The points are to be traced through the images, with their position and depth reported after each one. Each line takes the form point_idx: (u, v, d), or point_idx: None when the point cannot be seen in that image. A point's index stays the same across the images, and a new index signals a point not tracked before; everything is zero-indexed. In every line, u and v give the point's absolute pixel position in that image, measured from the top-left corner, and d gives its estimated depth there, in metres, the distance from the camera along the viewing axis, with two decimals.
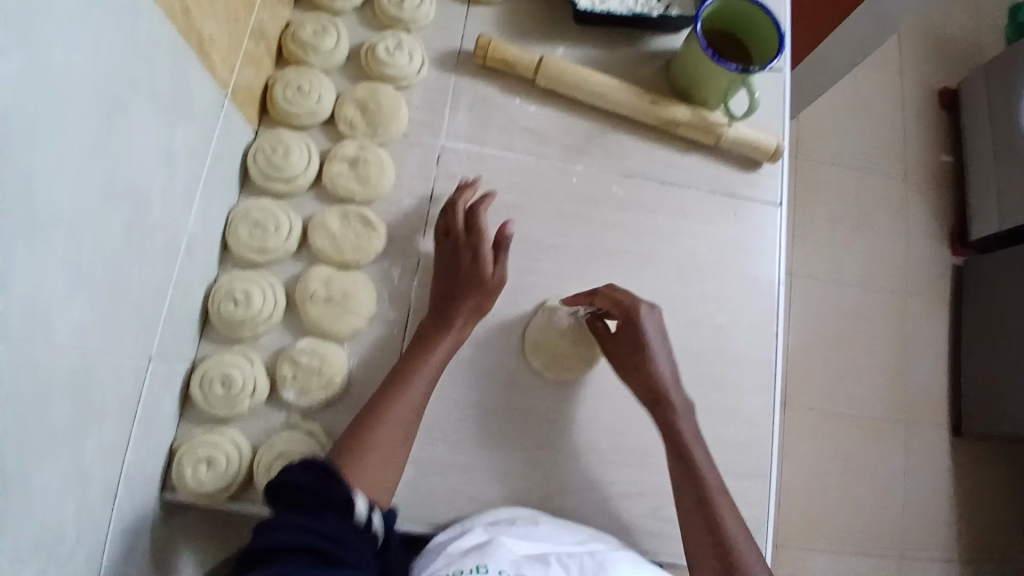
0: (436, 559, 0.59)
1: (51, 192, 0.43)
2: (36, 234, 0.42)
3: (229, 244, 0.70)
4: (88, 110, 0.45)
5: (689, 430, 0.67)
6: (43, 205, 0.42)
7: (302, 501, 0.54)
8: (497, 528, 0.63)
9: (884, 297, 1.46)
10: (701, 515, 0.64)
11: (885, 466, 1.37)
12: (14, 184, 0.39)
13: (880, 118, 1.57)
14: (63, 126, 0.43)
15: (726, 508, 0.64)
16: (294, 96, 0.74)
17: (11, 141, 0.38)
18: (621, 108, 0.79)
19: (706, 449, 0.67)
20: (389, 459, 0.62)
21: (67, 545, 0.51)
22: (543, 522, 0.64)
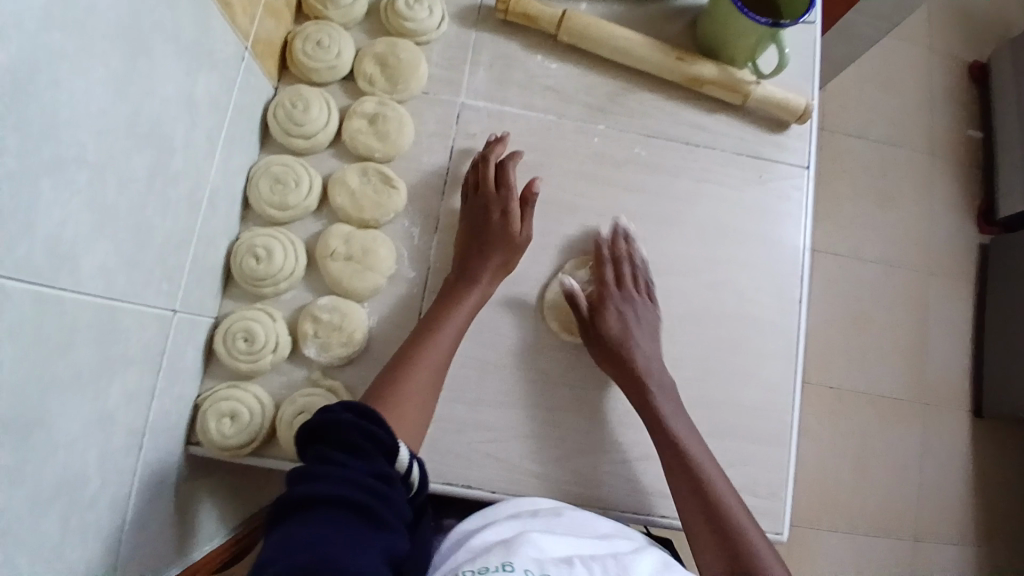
0: (458, 553, 0.57)
1: (70, 127, 0.43)
2: (59, 173, 0.43)
3: (251, 200, 0.70)
4: (107, 47, 0.46)
5: (666, 403, 0.67)
6: (65, 139, 0.43)
7: (348, 441, 0.52)
8: (524, 519, 0.60)
9: (907, 274, 1.43)
10: (693, 490, 0.63)
11: (903, 445, 1.36)
12: (36, 114, 0.40)
13: (908, 89, 1.53)
14: (84, 65, 0.44)
15: (720, 483, 0.64)
16: (314, 50, 0.73)
17: (26, 67, 0.39)
18: (645, 64, 0.77)
19: (685, 424, 0.67)
20: (421, 408, 0.63)
21: (92, 486, 0.52)
22: (567, 513, 0.62)
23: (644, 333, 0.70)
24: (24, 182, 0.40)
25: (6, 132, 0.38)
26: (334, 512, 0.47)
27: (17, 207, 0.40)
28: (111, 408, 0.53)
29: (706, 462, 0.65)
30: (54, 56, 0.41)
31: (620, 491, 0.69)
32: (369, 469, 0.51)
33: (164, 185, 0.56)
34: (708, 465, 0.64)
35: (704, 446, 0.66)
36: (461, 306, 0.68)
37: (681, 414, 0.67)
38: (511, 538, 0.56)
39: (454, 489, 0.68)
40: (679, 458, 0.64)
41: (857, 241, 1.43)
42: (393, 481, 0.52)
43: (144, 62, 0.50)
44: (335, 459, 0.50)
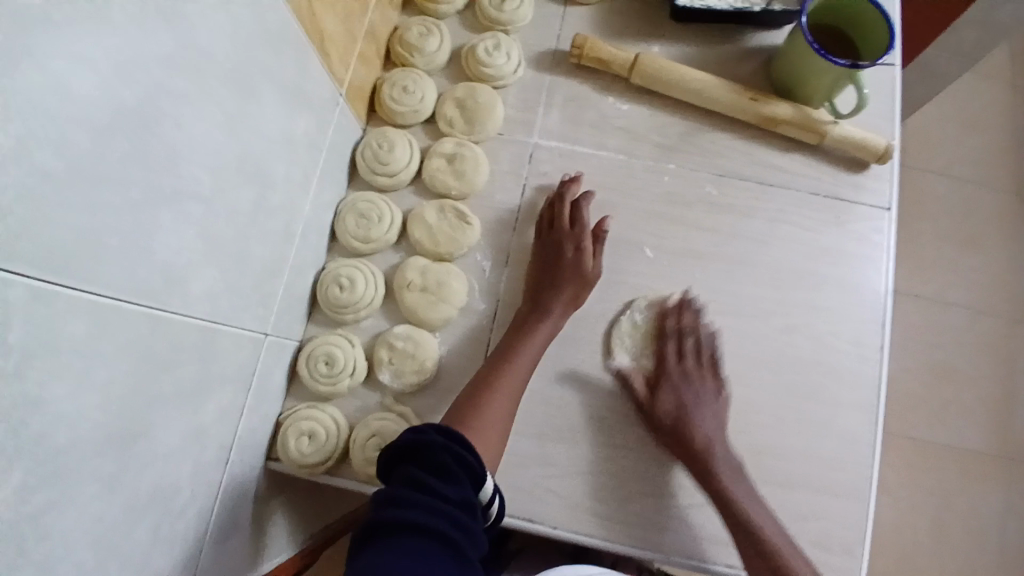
0: None
1: (186, 167, 0.49)
2: (177, 207, 0.48)
3: (337, 233, 0.75)
4: (222, 94, 0.51)
5: (707, 442, 0.67)
6: (184, 177, 0.49)
7: (439, 463, 0.54)
8: None
9: (997, 322, 1.34)
10: (738, 527, 0.63)
11: (992, 509, 1.25)
12: (162, 155, 0.46)
13: (996, 127, 1.46)
14: (200, 109, 0.49)
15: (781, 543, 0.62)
16: (400, 95, 0.78)
17: (149, 112, 0.44)
18: (717, 105, 0.78)
19: (727, 459, 0.66)
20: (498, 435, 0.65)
21: (184, 494, 0.56)
22: None
23: (705, 414, 0.68)
24: (146, 215, 0.45)
25: (133, 170, 0.43)
26: (425, 544, 0.49)
27: (139, 236, 0.45)
28: (206, 422, 0.58)
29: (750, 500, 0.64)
30: (178, 103, 0.46)
31: (685, 536, 0.68)
32: (457, 499, 0.52)
33: (263, 217, 0.61)
34: (755, 505, 0.64)
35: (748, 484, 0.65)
36: (536, 336, 0.70)
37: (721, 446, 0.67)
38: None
39: (515, 523, 0.68)
40: (720, 495, 0.64)
41: (941, 284, 1.35)
42: (475, 513, 0.54)
43: (251, 106, 0.56)
44: (426, 486, 0.52)
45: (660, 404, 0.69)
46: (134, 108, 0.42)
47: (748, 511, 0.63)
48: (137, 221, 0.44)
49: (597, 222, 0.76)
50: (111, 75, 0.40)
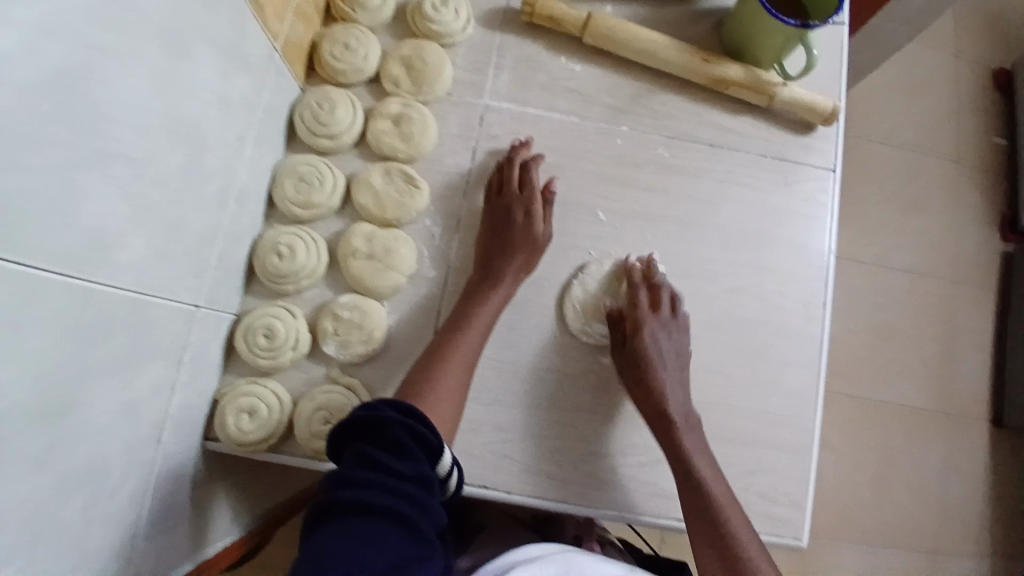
0: None
1: (113, 124, 0.44)
2: (102, 167, 0.44)
3: (275, 199, 0.71)
4: (151, 45, 0.47)
5: (691, 445, 0.65)
6: (110, 134, 0.44)
7: (395, 442, 0.51)
8: (543, 563, 0.54)
9: (931, 285, 1.40)
10: (718, 549, 0.61)
11: (924, 462, 1.32)
12: (85, 109, 0.41)
13: (934, 98, 1.51)
14: (126, 61, 0.45)
15: (726, 503, 0.62)
16: (342, 52, 0.74)
17: (72, 63, 0.39)
18: (670, 66, 0.77)
19: (716, 478, 0.64)
20: (453, 402, 0.63)
21: (114, 477, 0.52)
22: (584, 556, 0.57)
23: (669, 358, 0.68)
24: (69, 176, 0.41)
25: (54, 126, 0.39)
26: (381, 525, 0.46)
27: (63, 200, 0.41)
28: (138, 399, 0.54)
29: (737, 524, 0.61)
30: (100, 53, 0.42)
31: (638, 494, 0.68)
32: (415, 476, 0.50)
33: (197, 181, 0.57)
34: (739, 528, 0.61)
35: (740, 510, 0.62)
36: (488, 301, 0.68)
37: (708, 463, 0.64)
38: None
39: (470, 490, 0.67)
40: (707, 519, 0.62)
41: (880, 250, 1.41)
42: (433, 489, 0.51)
43: (182, 59, 0.51)
44: (382, 465, 0.49)
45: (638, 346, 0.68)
46: (54, 57, 0.38)
47: (732, 535, 0.61)
48: (62, 182, 0.40)
49: (545, 183, 0.75)
50: (29, 23, 0.35)
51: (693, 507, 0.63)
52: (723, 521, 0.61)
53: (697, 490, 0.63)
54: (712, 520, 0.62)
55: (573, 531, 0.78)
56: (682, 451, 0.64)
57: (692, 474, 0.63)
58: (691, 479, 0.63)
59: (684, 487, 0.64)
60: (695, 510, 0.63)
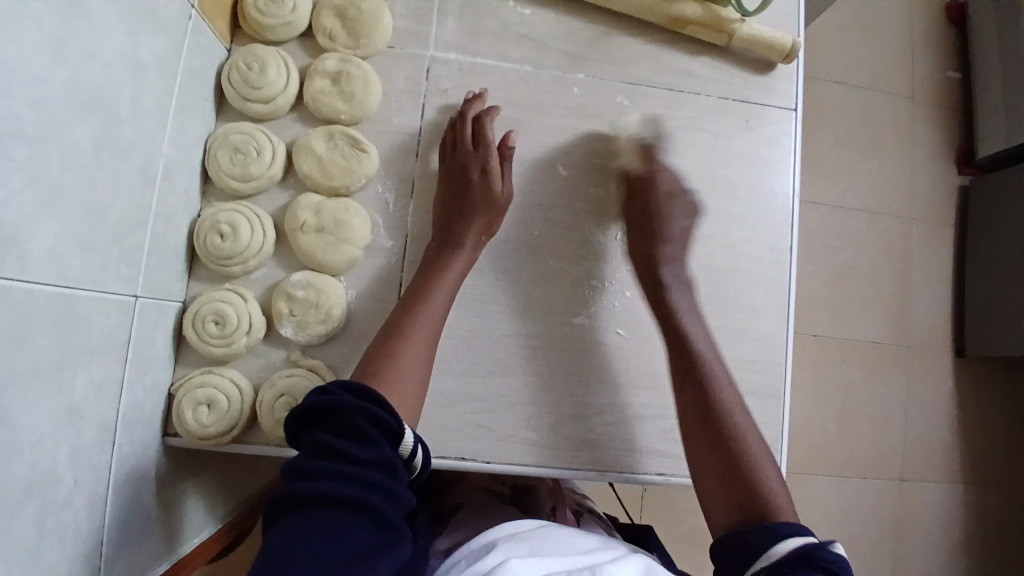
0: None
1: (8, 100, 0.39)
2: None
3: (210, 173, 0.65)
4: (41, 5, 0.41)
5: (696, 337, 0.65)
6: (4, 112, 0.39)
7: (352, 426, 0.48)
8: (509, 544, 0.52)
9: (889, 222, 1.42)
10: (708, 431, 0.58)
11: (888, 394, 1.37)
12: None
13: (889, 33, 1.50)
14: (14, 26, 0.39)
15: (726, 391, 0.60)
16: (268, 5, 0.67)
17: None
18: (625, 6, 0.73)
19: (709, 352, 0.64)
20: (418, 379, 0.58)
21: (64, 488, 0.48)
22: (554, 534, 0.56)
23: (676, 229, 0.70)
24: None
25: None
26: (342, 514, 0.44)
27: None
28: (78, 401, 0.49)
29: (737, 412, 0.59)
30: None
31: (617, 451, 0.68)
32: (377, 460, 0.47)
33: (115, 158, 0.51)
34: (734, 408, 0.59)
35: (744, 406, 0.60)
36: (451, 265, 0.64)
37: (705, 340, 0.65)
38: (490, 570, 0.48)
39: (447, 463, 0.66)
40: (699, 398, 0.60)
41: (841, 189, 1.42)
42: (398, 475, 0.49)
43: (79, 18, 0.45)
44: (340, 450, 0.47)
45: (658, 213, 0.70)
46: None
47: (724, 410, 0.59)
48: None
49: (502, 138, 0.70)
50: None
51: (694, 401, 0.60)
52: (718, 402, 0.59)
53: (692, 371, 0.62)
54: (708, 411, 0.59)
55: (549, 504, 0.77)
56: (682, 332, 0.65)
57: (686, 349, 0.64)
58: (688, 362, 0.63)
59: (678, 374, 0.63)
60: (691, 390, 0.61)
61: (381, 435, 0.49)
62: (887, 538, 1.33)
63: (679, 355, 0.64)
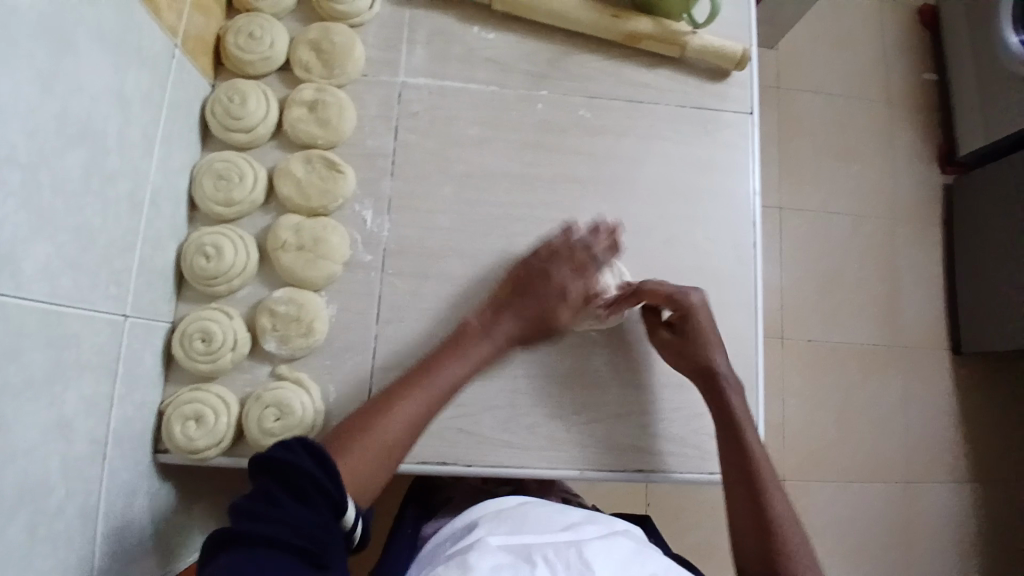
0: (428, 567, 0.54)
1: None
2: None
3: (195, 200, 0.69)
4: (28, 46, 0.45)
5: (740, 410, 0.66)
6: None
7: (301, 488, 0.50)
8: (492, 523, 0.58)
9: (872, 223, 1.45)
10: (752, 507, 0.61)
11: (884, 394, 1.38)
12: None
13: (859, 41, 1.54)
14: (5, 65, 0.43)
15: (767, 470, 0.63)
16: (247, 42, 0.72)
17: None
18: (582, 27, 0.77)
19: (750, 425, 0.66)
20: (384, 462, 0.58)
21: (56, 497, 0.51)
22: (540, 510, 0.60)
23: (716, 340, 0.68)
24: None
25: None
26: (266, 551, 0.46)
27: None
28: (69, 414, 0.52)
29: (775, 492, 0.62)
30: None
31: (595, 450, 0.70)
32: (311, 515, 0.49)
33: (103, 185, 0.55)
34: (773, 488, 0.62)
35: (783, 489, 0.63)
36: (462, 356, 0.65)
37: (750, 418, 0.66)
38: (469, 547, 0.53)
39: (428, 468, 0.68)
40: (744, 474, 0.63)
41: (821, 194, 1.45)
42: (333, 537, 0.50)
43: (67, 58, 0.49)
44: (276, 496, 0.49)
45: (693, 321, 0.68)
46: None
47: (765, 488, 0.62)
48: None
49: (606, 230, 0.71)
50: None
51: (739, 476, 0.63)
52: (761, 481, 0.62)
53: (738, 447, 0.64)
54: (753, 487, 0.62)
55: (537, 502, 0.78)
56: (729, 410, 0.66)
57: (733, 425, 0.65)
58: (736, 438, 0.65)
59: (727, 446, 0.65)
60: (736, 464, 0.64)
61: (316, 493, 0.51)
62: (898, 543, 1.32)
63: (728, 429, 0.65)
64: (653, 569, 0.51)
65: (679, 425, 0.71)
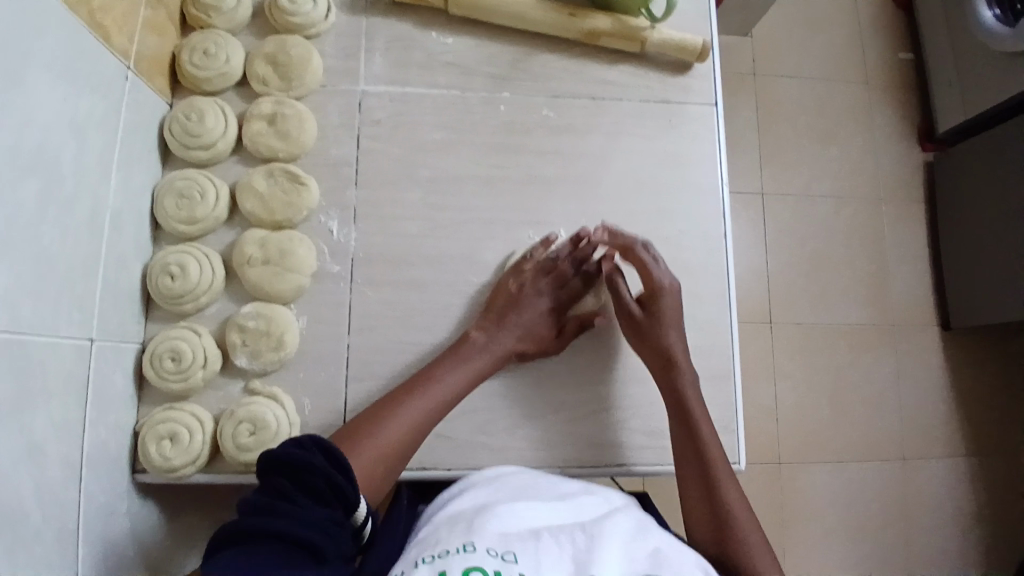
0: (427, 530, 0.54)
1: None
2: None
3: (159, 220, 0.69)
4: None
5: (696, 408, 0.66)
6: None
7: (313, 486, 0.51)
8: (484, 490, 0.59)
9: (854, 206, 1.45)
10: (707, 504, 0.62)
11: (876, 375, 1.38)
12: None
13: (832, 24, 1.54)
14: None
15: (722, 467, 0.64)
16: (202, 60, 0.72)
17: None
18: (540, 27, 0.77)
19: (706, 421, 0.66)
20: (394, 459, 0.60)
21: (32, 524, 0.51)
22: (539, 480, 0.61)
23: (673, 327, 0.69)
24: None
25: None
26: (277, 546, 0.46)
27: None
28: (38, 439, 0.52)
29: (730, 488, 0.63)
30: None
31: (573, 448, 0.71)
32: (324, 514, 0.50)
33: (61, 210, 0.55)
34: (728, 485, 0.63)
35: (740, 488, 0.63)
36: (466, 367, 0.67)
37: (706, 416, 0.67)
38: (475, 516, 0.53)
39: (408, 475, 0.68)
40: (700, 472, 0.64)
41: (802, 180, 1.45)
42: (342, 537, 0.50)
43: (16, 86, 0.49)
44: (288, 494, 0.50)
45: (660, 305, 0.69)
46: None
47: (719, 485, 0.63)
48: None
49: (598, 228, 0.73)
50: None
51: (694, 473, 0.64)
52: (716, 479, 0.63)
53: (694, 444, 0.65)
54: (707, 485, 0.63)
55: None
56: (684, 404, 0.66)
57: (689, 421, 0.66)
58: (690, 435, 0.65)
59: (682, 443, 0.66)
60: (690, 462, 0.65)
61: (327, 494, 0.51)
62: (895, 522, 1.33)
63: (683, 426, 0.66)
64: (656, 545, 0.52)
65: (657, 419, 0.72)
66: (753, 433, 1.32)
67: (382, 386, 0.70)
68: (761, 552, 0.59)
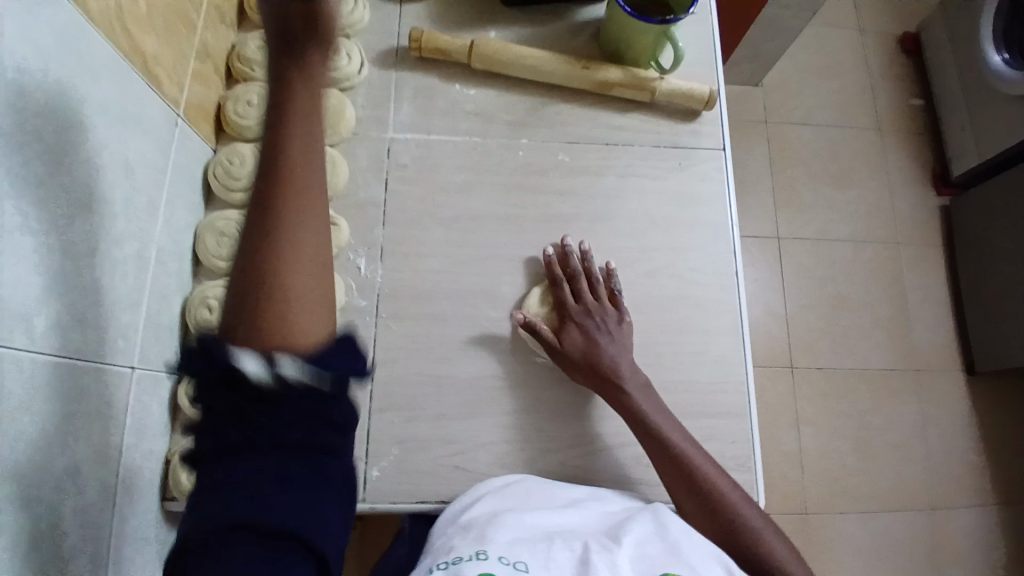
0: (447, 540, 0.61)
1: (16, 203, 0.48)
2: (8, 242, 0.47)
3: (200, 257, 0.74)
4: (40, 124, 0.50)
5: (664, 425, 0.67)
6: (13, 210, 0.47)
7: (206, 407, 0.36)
8: (491, 501, 0.64)
9: (871, 248, 1.46)
10: (705, 510, 0.65)
11: (901, 418, 1.36)
12: None
13: (841, 73, 1.59)
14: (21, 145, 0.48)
15: (706, 464, 0.66)
16: (244, 109, 0.78)
17: None
18: (556, 78, 0.82)
19: (676, 430, 0.68)
20: (310, 283, 0.40)
21: (67, 545, 0.54)
22: (545, 486, 0.67)
23: (608, 341, 0.72)
24: None
25: None
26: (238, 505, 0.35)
27: None
28: (79, 462, 0.55)
29: (721, 481, 0.66)
30: None
31: (590, 482, 0.71)
32: (227, 398, 0.36)
33: (110, 245, 0.59)
34: (720, 478, 0.66)
35: (726, 475, 0.67)
36: (296, 115, 0.41)
37: (670, 421, 0.68)
38: (487, 524, 0.60)
39: (426, 506, 0.69)
40: (689, 481, 0.65)
41: (817, 223, 1.47)
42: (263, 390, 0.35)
43: (76, 132, 0.55)
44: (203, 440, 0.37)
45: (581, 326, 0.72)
46: None
47: (712, 486, 0.65)
48: None
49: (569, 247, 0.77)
50: None
51: (685, 483, 0.65)
52: (705, 479, 0.65)
53: (672, 456, 0.66)
54: (699, 492, 0.65)
55: None
56: (646, 418, 0.67)
57: (659, 437, 0.67)
58: (664, 449, 0.66)
59: (663, 461, 0.66)
60: (676, 475, 0.66)
61: (238, 396, 0.35)
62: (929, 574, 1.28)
63: (654, 443, 0.67)
64: (675, 538, 0.59)
65: None
66: (777, 477, 1.30)
67: (402, 418, 0.72)
68: (765, 529, 0.65)
